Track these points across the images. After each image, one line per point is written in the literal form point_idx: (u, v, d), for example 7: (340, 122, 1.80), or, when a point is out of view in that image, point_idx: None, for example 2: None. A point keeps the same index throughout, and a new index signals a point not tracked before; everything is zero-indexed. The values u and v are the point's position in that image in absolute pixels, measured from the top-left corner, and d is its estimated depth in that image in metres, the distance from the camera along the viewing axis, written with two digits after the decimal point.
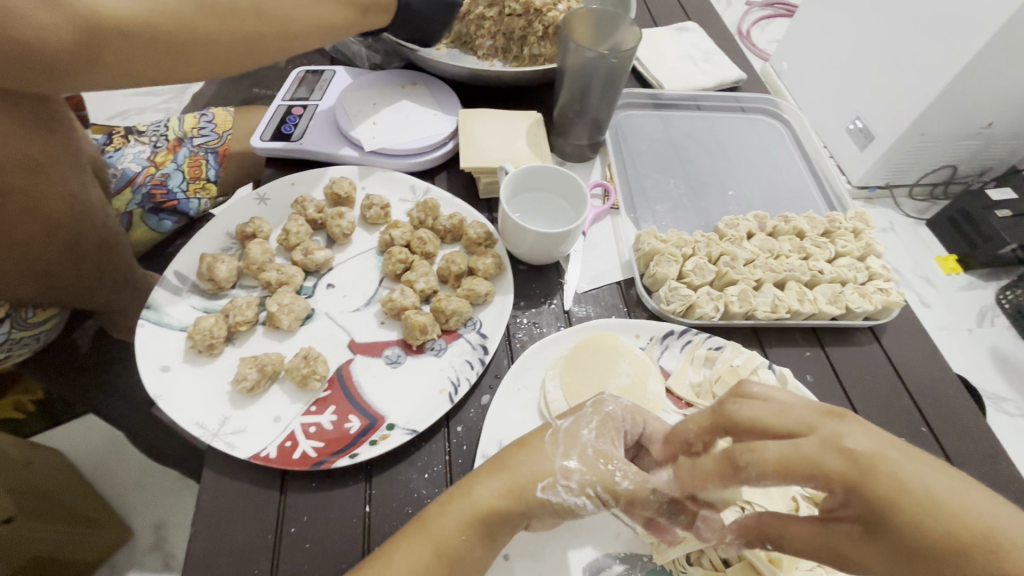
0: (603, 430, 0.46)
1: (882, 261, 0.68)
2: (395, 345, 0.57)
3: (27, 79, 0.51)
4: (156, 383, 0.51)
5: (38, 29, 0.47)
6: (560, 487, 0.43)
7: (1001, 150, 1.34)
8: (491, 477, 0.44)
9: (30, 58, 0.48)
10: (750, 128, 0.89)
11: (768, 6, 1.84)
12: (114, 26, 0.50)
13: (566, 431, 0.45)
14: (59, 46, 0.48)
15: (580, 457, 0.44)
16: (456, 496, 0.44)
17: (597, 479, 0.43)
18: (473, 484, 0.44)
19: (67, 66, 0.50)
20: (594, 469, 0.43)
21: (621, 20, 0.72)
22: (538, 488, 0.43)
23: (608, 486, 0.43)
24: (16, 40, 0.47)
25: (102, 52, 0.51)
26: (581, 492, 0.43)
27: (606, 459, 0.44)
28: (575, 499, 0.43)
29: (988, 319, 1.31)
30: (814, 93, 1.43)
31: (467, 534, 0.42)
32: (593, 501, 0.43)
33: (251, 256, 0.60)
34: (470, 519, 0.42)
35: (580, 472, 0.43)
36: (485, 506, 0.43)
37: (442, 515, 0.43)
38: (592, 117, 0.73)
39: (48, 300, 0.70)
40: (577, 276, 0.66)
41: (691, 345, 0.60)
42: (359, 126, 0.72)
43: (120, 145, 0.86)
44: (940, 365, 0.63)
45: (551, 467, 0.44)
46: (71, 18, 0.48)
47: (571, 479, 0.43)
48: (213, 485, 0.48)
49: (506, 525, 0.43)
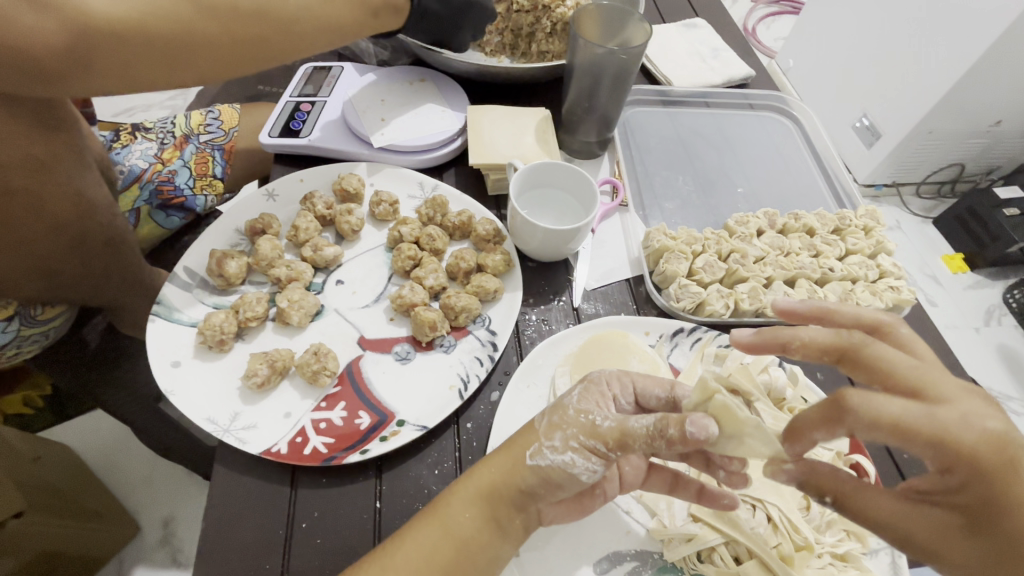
0: (585, 393, 0.46)
1: (893, 258, 0.68)
2: (404, 342, 0.58)
3: (24, 84, 0.50)
4: (167, 379, 0.52)
5: (27, 32, 0.46)
6: (547, 451, 0.43)
7: (1009, 148, 1.33)
8: (492, 456, 0.45)
9: (24, 63, 0.48)
10: (758, 124, 0.88)
11: (774, 3, 1.83)
12: (110, 31, 0.49)
13: (551, 404, 0.45)
14: (52, 53, 0.48)
15: (561, 419, 0.43)
16: (465, 479, 0.45)
17: (579, 430, 0.42)
18: (478, 465, 0.45)
19: (62, 70, 0.50)
20: (574, 422, 0.43)
21: (631, 15, 0.72)
22: (527, 456, 0.43)
23: (589, 432, 0.42)
24: (10, 45, 0.46)
25: (98, 57, 0.50)
26: (566, 447, 0.42)
27: (586, 413, 0.43)
28: (562, 457, 0.42)
29: (996, 317, 1.31)
30: (819, 92, 1.42)
31: (472, 512, 0.43)
32: (581, 455, 0.42)
33: (261, 252, 0.60)
34: (474, 495, 0.43)
35: (563, 429, 0.43)
36: (486, 478, 0.43)
37: (450, 498, 0.44)
38: (601, 113, 0.73)
39: (57, 298, 0.70)
40: (586, 273, 0.66)
41: (701, 343, 0.60)
42: (367, 122, 0.71)
43: (127, 142, 0.86)
44: (950, 364, 0.63)
45: (537, 434, 0.44)
46: (62, 22, 0.47)
47: (553, 437, 0.43)
48: (222, 481, 0.48)
49: (510, 504, 0.43)
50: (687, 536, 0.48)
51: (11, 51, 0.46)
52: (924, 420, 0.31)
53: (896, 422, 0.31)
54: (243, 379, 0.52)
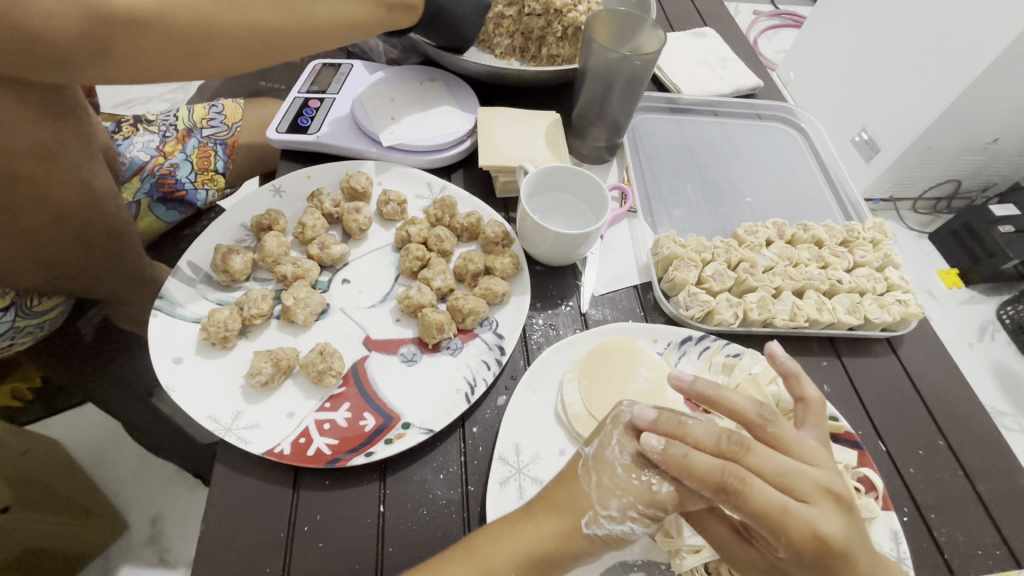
0: (625, 441, 0.43)
1: (901, 272, 0.68)
2: (410, 344, 0.57)
3: (34, 71, 0.49)
4: (168, 375, 0.51)
5: (42, 18, 0.45)
6: (603, 520, 0.42)
7: (1005, 166, 1.36)
8: (540, 517, 0.44)
9: (36, 48, 0.46)
10: (765, 134, 0.88)
11: (775, 17, 1.87)
12: (127, 20, 0.48)
13: (594, 457, 0.44)
14: (66, 39, 0.47)
15: (614, 483, 0.42)
16: (509, 532, 0.43)
17: (636, 498, 0.42)
18: (527, 523, 0.43)
19: (76, 58, 0.48)
20: (629, 488, 0.42)
21: (644, 22, 0.72)
22: (583, 524, 0.42)
23: (648, 500, 0.41)
24: (24, 29, 0.45)
25: (112, 45, 0.48)
26: (624, 517, 0.42)
27: (639, 474, 0.42)
28: (621, 527, 0.42)
29: (989, 333, 1.31)
30: (822, 105, 1.43)
31: (516, 572, 0.42)
32: (638, 522, 0.42)
33: (266, 248, 0.59)
34: (520, 555, 0.42)
35: (619, 498, 0.42)
36: (537, 541, 0.42)
37: (494, 553, 0.42)
38: (611, 119, 0.73)
39: (54, 290, 0.68)
40: (594, 279, 0.65)
41: (709, 351, 0.59)
42: (376, 121, 0.71)
43: (128, 133, 0.85)
44: (954, 378, 0.63)
45: (591, 502, 0.43)
46: (79, 8, 0.45)
47: (611, 506, 0.42)
48: (223, 481, 0.47)
49: (554, 564, 0.43)
50: (695, 547, 0.47)
51: (26, 35, 0.45)
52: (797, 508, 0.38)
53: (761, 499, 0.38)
54: (246, 377, 0.51)
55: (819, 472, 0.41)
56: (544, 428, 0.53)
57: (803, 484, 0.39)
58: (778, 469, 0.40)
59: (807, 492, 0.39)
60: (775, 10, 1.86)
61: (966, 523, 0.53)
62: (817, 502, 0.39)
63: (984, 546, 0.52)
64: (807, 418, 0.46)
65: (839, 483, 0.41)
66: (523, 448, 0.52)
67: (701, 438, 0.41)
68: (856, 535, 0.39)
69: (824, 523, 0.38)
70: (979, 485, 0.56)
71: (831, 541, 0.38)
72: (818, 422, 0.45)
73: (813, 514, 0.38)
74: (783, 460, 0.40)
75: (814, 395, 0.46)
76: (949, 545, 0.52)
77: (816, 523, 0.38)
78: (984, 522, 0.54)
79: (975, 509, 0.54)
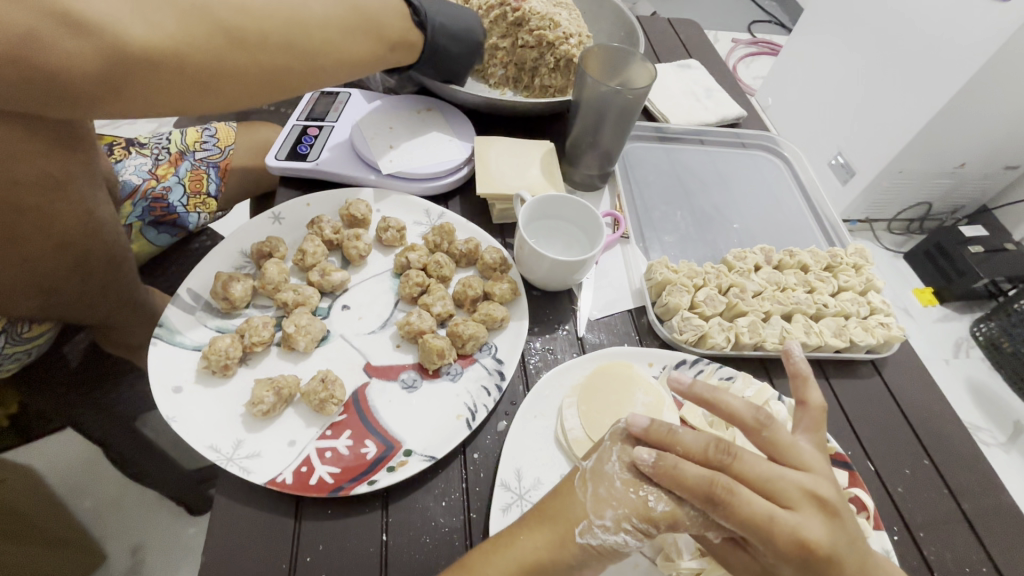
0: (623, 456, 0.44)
1: (882, 296, 0.71)
2: (411, 369, 0.57)
3: (46, 106, 0.49)
4: (169, 406, 0.50)
5: (62, 59, 0.45)
6: (597, 529, 0.42)
7: (972, 189, 1.43)
8: (532, 529, 0.44)
9: (51, 86, 0.47)
10: (749, 162, 0.92)
11: (753, 45, 1.95)
12: (144, 58, 0.48)
13: (591, 471, 0.45)
14: (82, 77, 0.47)
15: (609, 493, 0.43)
16: (501, 547, 0.44)
17: (630, 511, 0.42)
18: (519, 535, 0.44)
19: (91, 95, 0.49)
20: (624, 500, 0.42)
21: (634, 56, 0.75)
22: (576, 533, 0.43)
23: (643, 515, 0.42)
24: (43, 68, 0.45)
25: (128, 82, 0.49)
26: (619, 528, 0.42)
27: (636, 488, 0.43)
28: (615, 538, 0.42)
29: (964, 350, 1.35)
30: (799, 130, 1.49)
31: None
32: (633, 535, 0.42)
33: (268, 276, 0.60)
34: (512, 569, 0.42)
35: (613, 507, 0.43)
36: (531, 554, 0.43)
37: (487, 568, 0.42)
38: (603, 149, 0.75)
39: (46, 317, 0.68)
40: (590, 303, 0.67)
41: (703, 374, 0.61)
42: (376, 150, 0.72)
43: (121, 156, 0.84)
44: (935, 399, 0.65)
45: (586, 511, 0.43)
46: (99, 48, 0.46)
47: (605, 515, 0.42)
48: (223, 510, 0.47)
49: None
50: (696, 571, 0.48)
51: (44, 73, 0.46)
52: (783, 514, 0.39)
53: (750, 513, 0.39)
54: (247, 406, 0.51)
55: (806, 477, 0.41)
56: (545, 455, 0.54)
57: (788, 488, 0.40)
58: (763, 475, 0.40)
59: (793, 498, 0.40)
60: (752, 39, 1.95)
61: (953, 540, 0.55)
62: (802, 508, 0.40)
63: (971, 563, 0.54)
64: (802, 421, 0.47)
65: (830, 488, 0.41)
66: (524, 474, 0.52)
67: (691, 443, 0.42)
68: (843, 540, 0.40)
69: (808, 530, 0.39)
70: (964, 504, 0.57)
71: (816, 546, 0.38)
72: (813, 425, 0.47)
73: (796, 520, 0.39)
74: (769, 465, 0.41)
75: (817, 400, 0.48)
76: (938, 563, 0.53)
77: (803, 529, 0.38)
78: (970, 539, 0.55)
79: (961, 526, 0.56)
